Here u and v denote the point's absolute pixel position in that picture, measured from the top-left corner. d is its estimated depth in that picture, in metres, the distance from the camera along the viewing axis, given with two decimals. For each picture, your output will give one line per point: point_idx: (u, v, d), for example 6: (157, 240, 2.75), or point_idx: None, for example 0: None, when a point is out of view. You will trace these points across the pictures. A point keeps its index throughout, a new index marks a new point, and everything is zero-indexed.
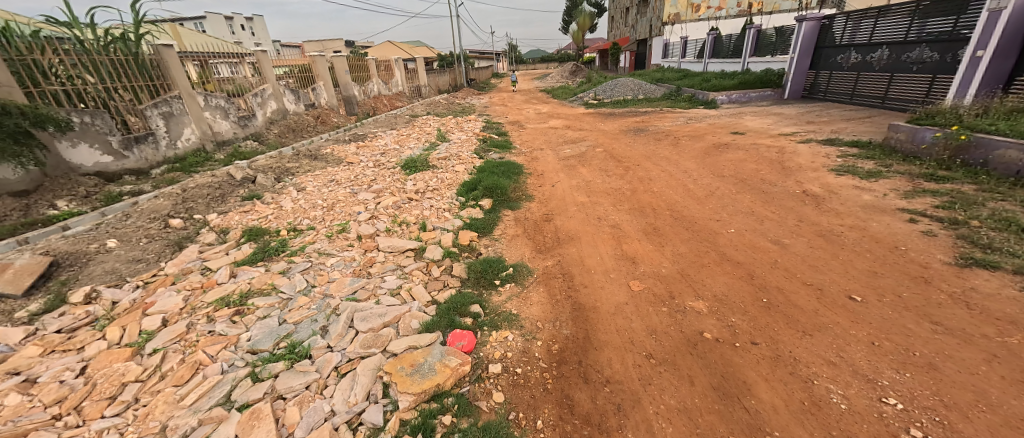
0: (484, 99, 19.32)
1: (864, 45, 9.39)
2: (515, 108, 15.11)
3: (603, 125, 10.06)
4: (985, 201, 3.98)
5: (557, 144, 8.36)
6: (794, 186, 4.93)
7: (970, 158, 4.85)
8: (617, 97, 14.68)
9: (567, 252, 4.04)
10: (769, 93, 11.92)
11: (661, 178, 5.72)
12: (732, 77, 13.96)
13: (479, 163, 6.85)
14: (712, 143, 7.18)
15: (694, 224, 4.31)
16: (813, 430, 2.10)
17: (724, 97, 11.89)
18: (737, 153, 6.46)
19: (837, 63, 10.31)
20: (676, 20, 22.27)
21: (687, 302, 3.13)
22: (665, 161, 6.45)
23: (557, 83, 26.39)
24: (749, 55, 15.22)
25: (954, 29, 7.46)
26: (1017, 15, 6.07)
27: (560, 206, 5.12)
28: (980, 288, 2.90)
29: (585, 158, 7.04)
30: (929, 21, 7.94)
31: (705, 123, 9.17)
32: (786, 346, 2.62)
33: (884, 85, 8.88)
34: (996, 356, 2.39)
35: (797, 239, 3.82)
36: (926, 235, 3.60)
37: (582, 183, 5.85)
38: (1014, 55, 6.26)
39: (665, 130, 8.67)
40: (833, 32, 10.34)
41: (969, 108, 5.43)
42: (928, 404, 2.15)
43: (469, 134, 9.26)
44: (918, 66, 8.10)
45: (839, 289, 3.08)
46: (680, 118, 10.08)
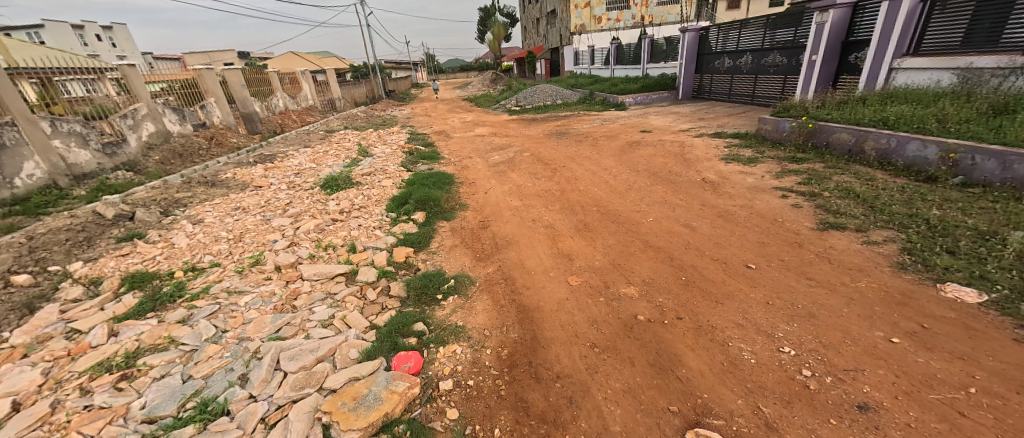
0: (408, 110, 18.78)
1: (733, 52, 11.08)
2: (440, 118, 14.86)
3: (528, 131, 10.38)
4: (832, 176, 4.93)
5: (485, 151, 8.41)
6: (696, 175, 5.58)
7: (817, 142, 5.97)
8: (538, 103, 15.32)
9: (506, 257, 4.08)
10: (667, 94, 13.31)
11: (586, 177, 6.07)
12: (635, 82, 15.39)
13: (407, 176, 6.62)
14: (626, 142, 7.81)
15: (618, 217, 4.65)
16: (733, 385, 2.38)
17: (631, 100, 13.02)
18: (648, 148, 7.13)
19: (715, 68, 11.98)
20: (582, 31, 24.02)
21: (621, 289, 3.36)
22: (587, 161, 6.88)
23: (478, 91, 26.58)
24: (647, 62, 16.76)
25: (794, 38, 9.13)
26: (835, 27, 7.69)
27: (495, 212, 5.15)
28: (836, 246, 3.58)
29: (514, 164, 7.18)
30: (776, 32, 9.58)
31: (617, 123, 9.99)
32: (704, 316, 2.95)
33: (751, 85, 10.55)
34: (853, 298, 2.95)
35: (702, 221, 4.32)
36: (794, 208, 4.33)
37: (513, 187, 5.96)
38: (836, 58, 7.87)
39: (585, 132, 9.22)
40: (709, 41, 12.02)
41: (811, 102, 6.70)
42: (813, 347, 2.57)
43: (394, 147, 8.87)
44: (774, 68, 9.75)
45: (739, 260, 3.56)
46: (596, 120, 10.84)
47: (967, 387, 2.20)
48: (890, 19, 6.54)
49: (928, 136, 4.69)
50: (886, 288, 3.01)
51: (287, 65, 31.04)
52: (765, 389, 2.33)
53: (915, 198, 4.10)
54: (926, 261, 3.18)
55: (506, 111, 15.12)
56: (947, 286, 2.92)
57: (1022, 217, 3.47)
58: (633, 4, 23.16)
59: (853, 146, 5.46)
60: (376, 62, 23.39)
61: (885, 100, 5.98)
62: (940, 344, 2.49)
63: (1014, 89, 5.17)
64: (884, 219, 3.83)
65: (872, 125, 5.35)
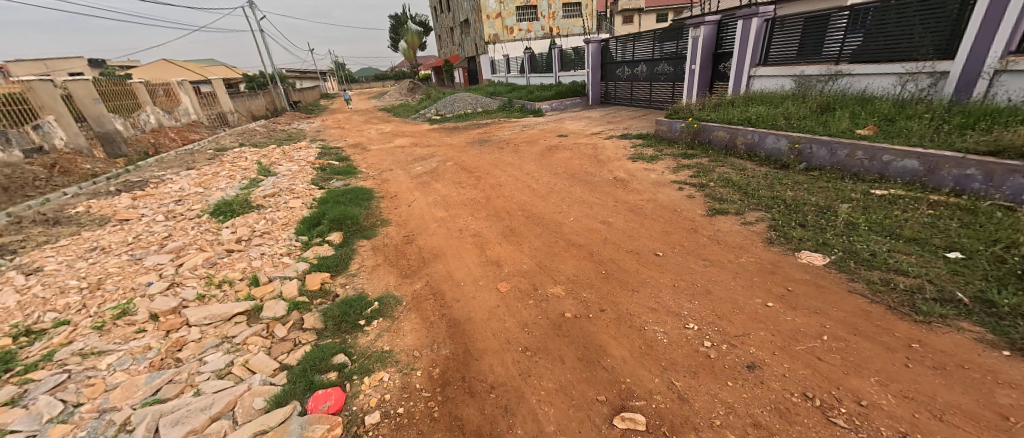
0: (318, 123, 17.38)
1: (631, 61, 12.26)
2: (354, 129, 14.03)
3: (450, 139, 10.30)
4: (714, 169, 5.72)
5: (407, 162, 8.16)
6: (608, 174, 6.07)
7: (701, 139, 6.92)
8: (458, 111, 15.23)
9: (434, 271, 4.00)
10: (579, 100, 14.31)
11: (510, 182, 6.22)
12: (550, 89, 16.20)
13: (320, 195, 6.19)
14: (545, 146, 8.20)
15: (542, 220, 4.85)
16: (649, 366, 2.64)
17: (547, 107, 13.67)
18: (566, 152, 7.57)
19: (617, 75, 13.12)
20: (495, 40, 24.52)
21: (548, 290, 3.51)
22: (511, 167, 7.06)
23: (395, 101, 25.67)
24: (559, 71, 17.58)
25: (676, 50, 10.38)
26: (706, 41, 8.99)
27: (420, 225, 5.02)
28: (722, 229, 4.18)
29: (437, 173, 7.07)
30: (663, 44, 10.76)
31: (536, 129, 10.43)
32: (623, 305, 3.22)
33: (648, 91, 11.79)
34: (737, 273, 3.48)
35: (616, 216, 4.71)
36: (688, 198, 4.95)
37: (438, 198, 5.86)
38: (710, 67, 9.20)
39: (506, 138, 9.47)
40: (610, 51, 13.11)
41: (693, 105, 7.76)
42: (711, 320, 2.97)
43: (302, 163, 8.15)
44: (664, 76, 11.01)
45: (648, 250, 3.96)
46: (516, 127, 11.20)
47: (821, 335, 2.72)
48: (745, 36, 7.92)
49: (779, 131, 5.74)
50: (760, 261, 3.60)
51: (160, 75, 26.65)
52: (675, 364, 2.62)
53: (776, 183, 4.96)
54: (786, 235, 3.88)
55: (426, 120, 14.83)
56: (801, 253, 3.61)
57: (845, 193, 4.44)
58: (542, 16, 24.61)
59: (728, 142, 6.44)
60: (275, 71, 21.32)
61: (747, 102, 7.19)
62: (801, 303, 3.05)
63: (831, 92, 6.55)
64: (754, 203, 4.58)
65: (740, 124, 6.38)
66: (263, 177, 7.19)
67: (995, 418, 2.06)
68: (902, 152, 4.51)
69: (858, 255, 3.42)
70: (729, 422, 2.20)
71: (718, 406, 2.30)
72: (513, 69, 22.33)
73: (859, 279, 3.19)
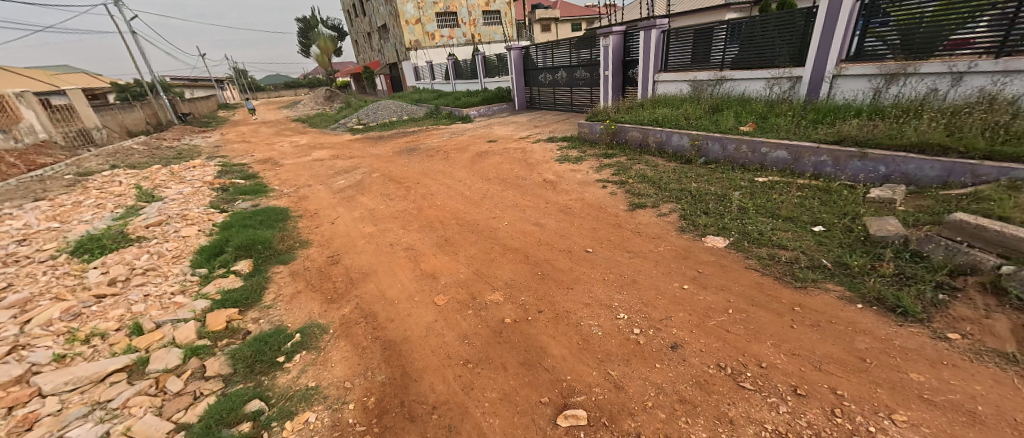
0: (219, 137, 15.44)
1: (550, 67, 12.78)
2: (263, 143, 12.71)
3: (374, 150, 9.81)
4: (632, 166, 6.19)
5: (327, 176, 7.60)
6: (537, 177, 6.24)
7: (619, 139, 7.46)
8: (383, 120, 14.61)
9: (364, 291, 3.73)
10: (505, 106, 14.55)
11: (441, 191, 6.10)
12: (475, 95, 16.24)
13: (221, 219, 5.46)
14: (475, 153, 8.22)
15: (477, 226, 4.80)
16: (587, 360, 2.72)
17: (475, 112, 13.76)
18: (496, 157, 7.67)
19: (539, 81, 13.57)
20: (416, 46, 23.78)
21: (486, 298, 3.47)
22: (442, 175, 6.94)
23: (309, 110, 23.79)
24: (484, 77, 17.52)
25: (591, 57, 11.00)
26: (614, 49, 9.73)
27: (347, 243, 4.67)
28: (643, 222, 4.53)
29: (363, 187, 6.68)
30: (578, 51, 11.35)
31: (466, 135, 10.39)
32: (560, 304, 3.31)
33: (569, 95, 12.37)
34: (658, 260, 3.78)
35: (548, 217, 4.85)
36: (612, 195, 5.28)
37: (365, 213, 5.52)
38: (620, 73, 9.96)
39: (434, 146, 9.31)
40: (531, 57, 13.53)
41: (609, 108, 8.38)
42: (638, 308, 3.17)
43: (197, 184, 7.15)
44: (582, 81, 11.63)
45: (579, 247, 4.13)
46: (445, 134, 11.06)
47: (727, 309, 3.05)
48: (648, 46, 8.77)
49: (682, 130, 6.42)
50: (676, 247, 3.96)
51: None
52: (610, 355, 2.74)
53: (683, 176, 5.51)
54: (694, 222, 4.32)
55: (347, 130, 13.95)
56: (706, 238, 4.04)
57: (737, 182, 5.10)
58: (463, 23, 24.65)
59: (641, 141, 7.04)
60: (155, 79, 18.35)
61: (654, 105, 7.96)
62: (711, 281, 3.40)
63: (719, 95, 7.55)
64: (667, 195, 5.03)
65: (650, 125, 7.02)
66: (145, 203, 6.15)
67: (857, 361, 2.48)
68: (775, 144, 5.31)
69: (750, 235, 3.93)
70: (660, 403, 2.35)
71: (649, 389, 2.44)
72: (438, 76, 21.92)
73: (752, 256, 3.65)
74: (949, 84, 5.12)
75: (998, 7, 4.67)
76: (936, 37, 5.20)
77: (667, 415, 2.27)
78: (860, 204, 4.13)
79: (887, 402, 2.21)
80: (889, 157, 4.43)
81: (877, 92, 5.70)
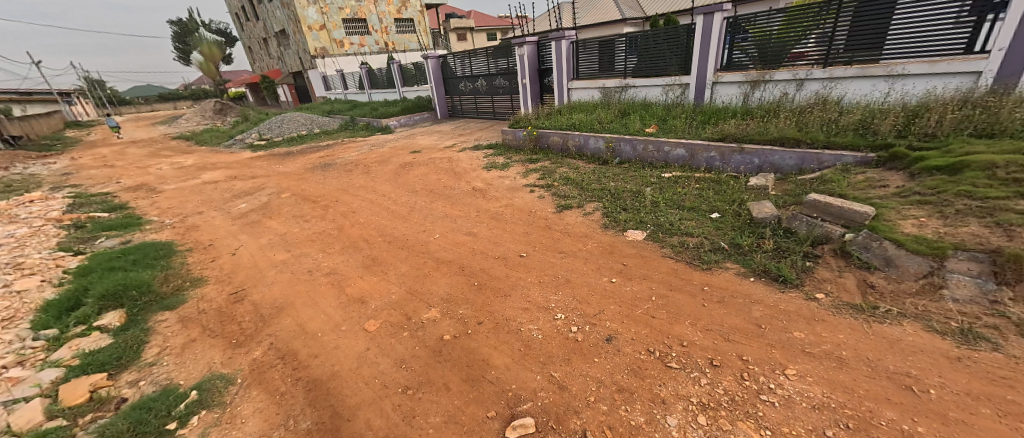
0: (74, 161, 12.73)
1: (469, 76, 12.78)
2: (137, 165, 10.82)
3: (282, 168, 8.88)
4: (556, 169, 6.42)
5: (225, 200, 6.73)
6: (466, 186, 6.17)
7: (542, 145, 7.73)
8: (290, 134, 13.40)
9: (280, 327, 3.29)
10: (427, 115, 14.26)
11: (364, 207, 5.76)
12: (394, 104, 15.63)
13: (77, 263, 4.46)
14: (398, 165, 7.92)
15: (406, 242, 4.56)
16: (530, 364, 2.70)
17: (395, 123, 13.35)
18: (421, 168, 7.46)
19: (460, 90, 13.50)
20: (324, 54, 21.75)
21: (422, 316, 3.28)
22: (363, 191, 6.52)
23: (195, 127, 20.79)
24: (401, 86, 16.63)
25: (507, 66, 11.18)
26: (529, 59, 10.01)
27: (255, 276, 4.11)
28: (571, 222, 4.69)
29: (270, 209, 6.04)
30: (495, 60, 11.47)
31: (387, 147, 9.94)
32: (498, 312, 3.24)
33: (490, 103, 12.48)
34: (588, 258, 3.92)
35: (480, 226, 4.78)
36: (540, 199, 5.40)
37: (274, 239, 4.95)
38: (537, 81, 10.32)
39: (352, 160, 8.78)
40: (449, 66, 13.40)
41: (530, 115, 8.64)
42: (573, 306, 3.24)
43: (44, 222, 5.82)
44: (501, 89, 11.79)
45: (513, 253, 4.13)
46: (363, 146, 10.44)
47: (650, 297, 3.26)
48: (559, 56, 9.25)
49: (597, 133, 6.86)
50: (602, 244, 4.15)
51: None
52: (551, 357, 2.74)
53: (602, 176, 5.84)
54: (615, 219, 4.59)
55: (247, 147, 12.44)
56: (626, 233, 4.30)
57: (648, 179, 5.55)
58: (373, 30, 23.32)
59: (562, 146, 7.37)
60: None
61: (570, 111, 8.42)
62: (635, 272, 3.61)
63: (624, 100, 8.23)
64: (591, 195, 5.28)
65: (569, 129, 7.38)
66: None
67: (755, 328, 2.80)
68: (675, 143, 5.90)
69: (662, 227, 4.27)
70: (601, 395, 2.41)
71: (590, 384, 2.49)
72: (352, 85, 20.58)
73: (667, 245, 3.96)
74: (795, 88, 6.23)
75: (820, 27, 5.88)
76: (782, 51, 6.32)
77: (608, 407, 2.33)
78: (744, 191, 4.73)
79: (781, 360, 2.53)
80: (760, 150, 5.19)
81: (746, 95, 6.69)
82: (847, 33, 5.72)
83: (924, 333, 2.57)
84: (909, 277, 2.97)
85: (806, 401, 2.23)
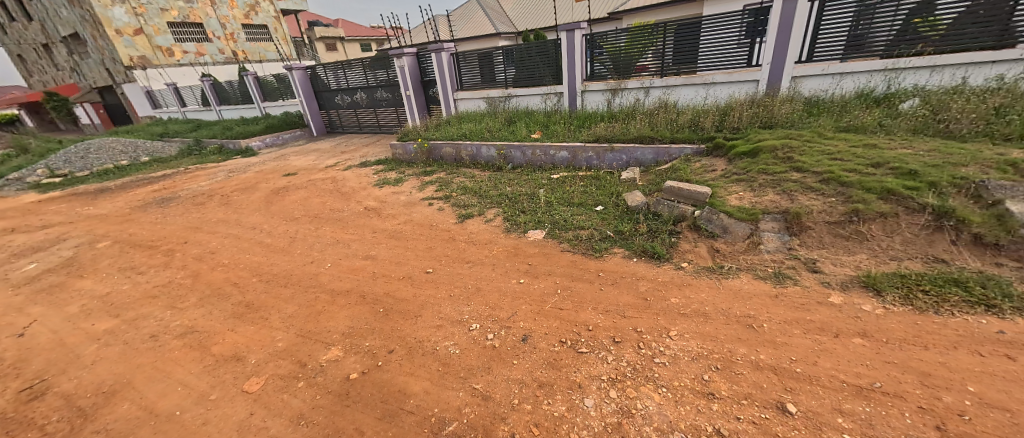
0: None
1: (347, 89, 11.90)
2: None
3: (100, 210, 6.99)
4: (452, 180, 6.34)
5: (4, 262, 5.05)
6: (357, 206, 5.69)
7: (435, 157, 7.57)
8: (100, 165, 10.64)
9: (121, 415, 2.55)
10: (300, 133, 12.90)
11: (228, 245, 4.90)
12: (256, 122, 13.69)
13: None
14: (269, 191, 6.97)
15: (290, 278, 3.98)
16: (450, 382, 2.55)
17: (258, 143, 11.77)
18: (299, 192, 6.67)
19: (338, 103, 12.49)
20: (145, 64, 17.69)
21: (321, 358, 2.87)
22: (225, 227, 5.50)
23: None
24: (263, 101, 14.67)
25: (388, 78, 10.69)
26: (410, 71, 9.68)
27: (68, 358, 3.12)
28: (473, 230, 4.64)
29: (82, 265, 4.73)
30: (375, 72, 10.86)
31: (250, 173, 8.64)
32: (409, 335, 3.01)
33: (374, 117, 11.79)
34: (495, 264, 3.91)
35: (378, 247, 4.43)
36: (439, 211, 5.25)
37: (98, 303, 3.87)
38: (421, 92, 10.07)
39: (204, 191, 7.43)
40: (321, 78, 12.28)
41: (419, 127, 8.40)
42: (487, 313, 3.17)
43: None
44: (385, 102, 11.23)
45: (418, 270, 3.90)
46: (219, 174, 8.87)
47: (556, 290, 3.38)
48: (440, 67, 9.18)
49: (488, 142, 6.99)
50: (507, 248, 4.19)
51: None
52: (471, 369, 2.63)
53: (497, 183, 5.94)
54: (515, 222, 4.68)
55: (30, 188, 9.45)
56: (526, 234, 4.42)
57: (539, 181, 5.80)
58: (214, 37, 19.78)
59: (455, 157, 7.31)
60: None
61: (459, 121, 8.45)
62: (540, 270, 3.72)
63: (508, 109, 8.56)
64: (489, 202, 5.32)
65: (460, 139, 7.37)
66: None
67: (642, 302, 3.10)
68: (558, 147, 6.33)
69: (558, 224, 4.50)
70: (523, 395, 2.39)
71: (512, 387, 2.45)
72: (193, 101, 17.53)
73: (565, 240, 4.17)
74: (644, 94, 7.22)
75: (654, 44, 6.90)
76: (630, 63, 7.26)
77: (532, 405, 2.32)
78: (619, 183, 5.28)
79: (665, 324, 2.84)
80: (626, 148, 5.86)
81: (608, 101, 7.53)
82: (672, 49, 6.83)
83: (753, 280, 3.17)
84: (740, 240, 3.64)
85: (687, 356, 2.54)
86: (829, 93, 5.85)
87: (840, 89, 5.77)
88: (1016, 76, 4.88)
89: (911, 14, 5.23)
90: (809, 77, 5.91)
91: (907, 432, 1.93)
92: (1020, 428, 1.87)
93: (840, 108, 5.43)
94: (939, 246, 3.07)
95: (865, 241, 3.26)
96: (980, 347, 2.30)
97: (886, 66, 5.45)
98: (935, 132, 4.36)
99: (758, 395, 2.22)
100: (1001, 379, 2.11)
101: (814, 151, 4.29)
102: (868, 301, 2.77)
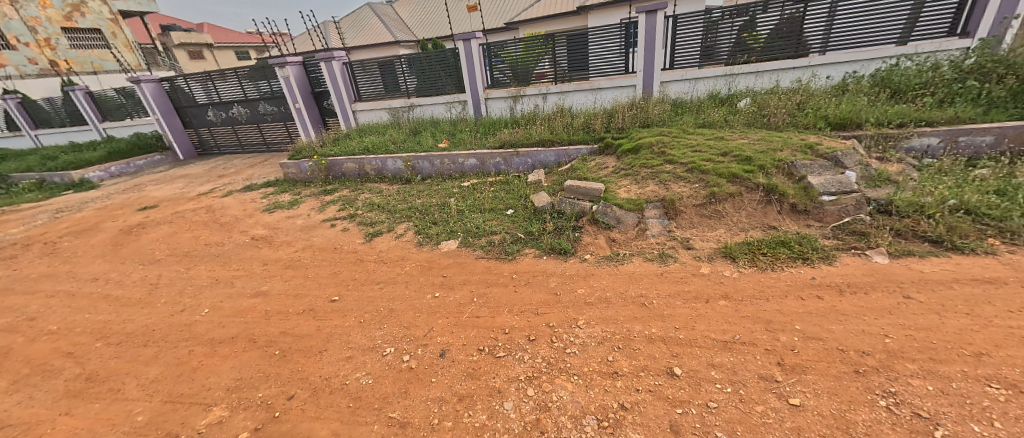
0: None
1: (219, 103, 10.42)
2: None
3: None
4: (355, 197, 5.94)
5: None
6: (241, 237, 5.02)
7: (335, 174, 7.02)
8: None
9: None
10: (158, 157, 11.06)
11: (59, 305, 3.93)
12: (94, 147, 11.24)
13: None
14: (118, 230, 5.78)
15: (153, 334, 3.33)
16: (364, 416, 2.38)
17: (97, 174, 9.81)
18: (161, 228, 5.65)
19: (210, 120, 10.88)
20: None
21: (201, 423, 2.45)
22: (52, 283, 4.40)
23: None
24: (102, 121, 12.07)
25: (272, 90, 9.62)
26: (297, 82, 8.84)
27: None
28: (381, 249, 4.40)
29: None
30: (253, 83, 9.68)
31: (88, 210, 7.07)
32: (313, 374, 2.73)
33: (257, 133, 10.51)
34: (407, 281, 3.75)
35: (272, 281, 3.95)
36: (342, 232, 4.87)
37: None
38: (313, 105, 9.27)
39: (20, 239, 5.89)
40: (183, 92, 10.55)
41: (315, 142, 7.73)
42: (402, 334, 3.02)
43: None
44: (270, 116, 10.08)
45: (322, 300, 3.57)
46: (38, 215, 7.08)
47: (472, 299, 3.37)
48: (332, 77, 8.53)
49: (393, 154, 6.70)
50: (420, 262, 4.05)
51: None
52: (386, 398, 2.48)
53: (406, 196, 5.74)
54: (428, 234, 4.56)
55: None
56: (440, 246, 4.34)
57: (449, 192, 5.71)
58: (19, 43, 15.72)
59: (358, 171, 6.89)
60: None
61: (359, 134, 7.99)
62: (456, 280, 3.67)
63: (412, 120, 8.34)
64: (398, 216, 5.11)
65: (362, 154, 6.97)
66: None
67: (553, 297, 3.25)
68: (466, 154, 6.34)
69: (470, 232, 4.50)
70: (443, 413, 2.32)
71: (431, 407, 2.37)
72: None
73: (479, 247, 4.18)
74: (542, 101, 7.64)
75: (548, 54, 7.39)
76: (528, 72, 7.66)
77: (453, 421, 2.27)
78: (526, 186, 5.47)
79: (571, 315, 3.01)
80: (530, 152, 6.10)
81: (511, 107, 7.80)
82: (564, 59, 7.37)
83: (643, 263, 3.54)
84: (631, 228, 4.04)
85: (593, 342, 2.72)
86: (688, 96, 6.84)
87: (695, 92, 6.82)
88: (807, 79, 6.24)
89: (741, 29, 6.38)
90: (673, 82, 6.84)
91: (760, 371, 2.32)
92: (832, 351, 2.38)
93: (697, 107, 6.39)
94: (771, 216, 3.81)
95: (722, 218, 3.88)
96: (803, 292, 2.87)
97: (725, 72, 6.55)
98: (762, 124, 5.37)
99: (651, 365, 2.47)
100: (816, 316, 2.66)
101: (681, 145, 4.96)
102: (727, 267, 3.29)
